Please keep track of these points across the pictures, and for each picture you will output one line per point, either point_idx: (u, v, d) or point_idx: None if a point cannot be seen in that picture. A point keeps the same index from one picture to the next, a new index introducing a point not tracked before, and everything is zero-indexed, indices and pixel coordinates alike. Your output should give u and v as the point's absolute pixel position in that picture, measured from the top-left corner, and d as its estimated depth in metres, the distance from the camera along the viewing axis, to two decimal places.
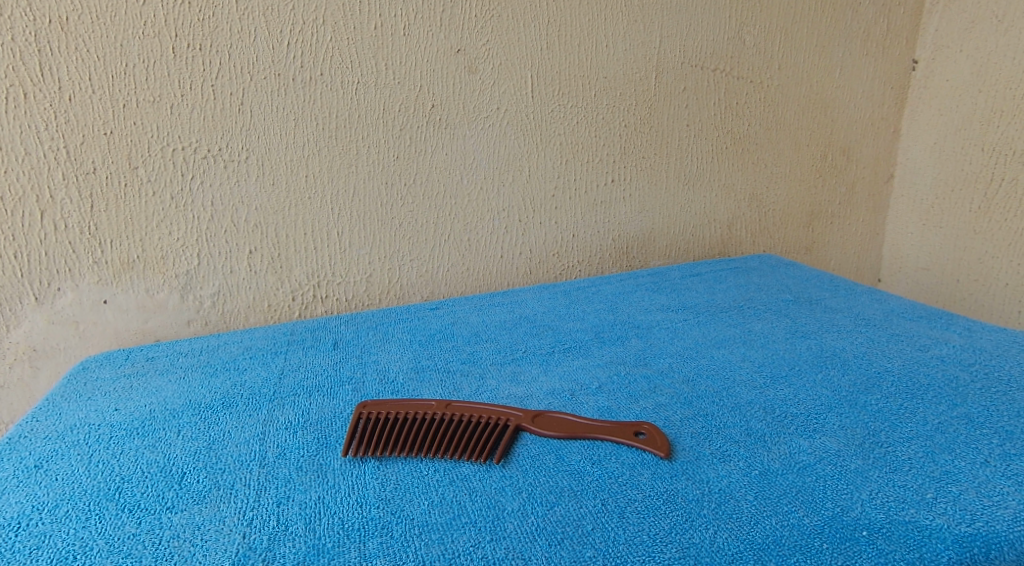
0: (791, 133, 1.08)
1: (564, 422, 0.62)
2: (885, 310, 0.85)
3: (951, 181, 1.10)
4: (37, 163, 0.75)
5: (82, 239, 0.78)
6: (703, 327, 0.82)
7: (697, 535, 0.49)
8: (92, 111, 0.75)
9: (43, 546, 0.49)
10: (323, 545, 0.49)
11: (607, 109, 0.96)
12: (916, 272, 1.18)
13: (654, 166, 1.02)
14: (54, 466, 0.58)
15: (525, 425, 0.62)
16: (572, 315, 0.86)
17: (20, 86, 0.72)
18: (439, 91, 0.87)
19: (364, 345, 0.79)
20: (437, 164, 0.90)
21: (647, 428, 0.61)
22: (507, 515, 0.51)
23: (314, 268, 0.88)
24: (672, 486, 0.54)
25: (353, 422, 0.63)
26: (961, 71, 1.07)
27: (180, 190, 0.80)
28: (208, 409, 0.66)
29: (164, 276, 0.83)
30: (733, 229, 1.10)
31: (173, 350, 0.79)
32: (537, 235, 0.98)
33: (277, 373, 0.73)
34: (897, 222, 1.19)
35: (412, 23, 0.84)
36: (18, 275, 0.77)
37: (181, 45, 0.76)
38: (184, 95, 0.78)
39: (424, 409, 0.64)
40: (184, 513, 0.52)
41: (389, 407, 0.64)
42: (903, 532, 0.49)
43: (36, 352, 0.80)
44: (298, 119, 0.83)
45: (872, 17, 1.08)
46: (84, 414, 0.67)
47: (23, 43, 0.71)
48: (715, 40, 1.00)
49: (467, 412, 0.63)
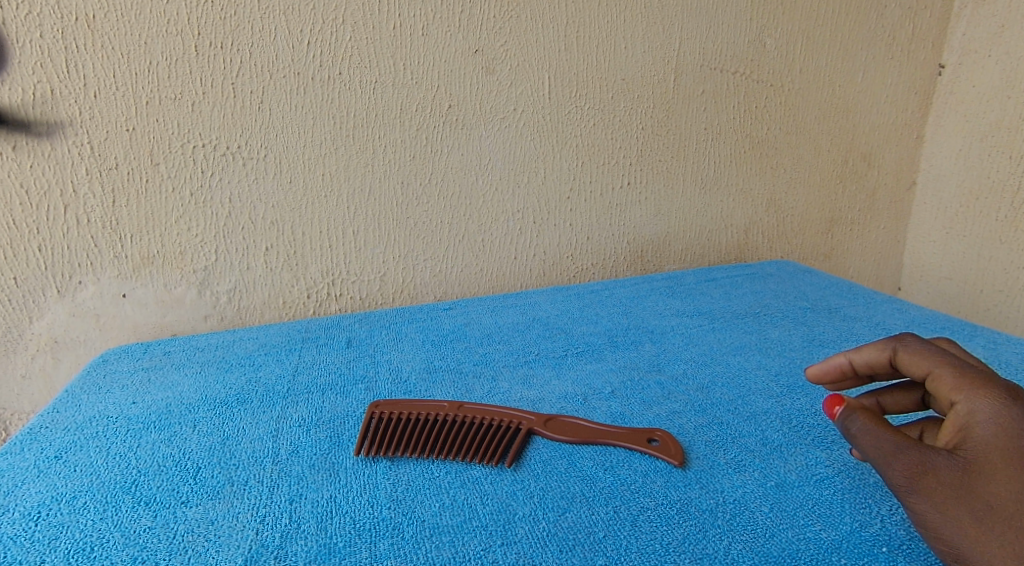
0: (813, 138, 1.07)
1: (576, 426, 0.62)
2: (906, 320, 0.84)
3: (977, 189, 1.08)
4: (61, 158, 0.76)
5: (104, 234, 0.80)
6: (719, 333, 0.81)
7: (710, 546, 0.49)
8: (115, 107, 0.76)
9: (62, 537, 0.50)
10: (335, 545, 0.49)
11: (625, 111, 0.96)
12: (938, 281, 1.16)
13: (671, 170, 1.01)
14: (73, 458, 0.59)
15: (538, 428, 0.62)
16: (586, 318, 0.86)
17: (47, 83, 0.74)
18: (456, 91, 0.88)
19: (378, 344, 0.79)
20: (453, 164, 0.90)
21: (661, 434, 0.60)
22: (518, 520, 0.51)
23: (330, 266, 0.89)
24: (686, 495, 0.54)
25: (365, 422, 0.63)
26: (989, 78, 1.05)
27: (199, 187, 0.81)
28: (223, 404, 0.67)
29: (183, 271, 0.84)
30: (751, 233, 1.09)
31: (190, 345, 0.80)
32: (552, 237, 0.98)
33: (292, 370, 0.74)
34: (919, 230, 1.17)
35: (431, 23, 0.84)
36: (42, 268, 0.79)
37: (203, 43, 0.77)
38: (205, 93, 0.79)
39: (436, 410, 0.64)
40: (198, 508, 0.53)
41: (401, 407, 0.65)
42: (924, 550, 0.48)
43: (57, 343, 0.82)
44: (316, 118, 0.83)
45: (898, 20, 1.06)
46: (103, 406, 0.68)
47: (50, 40, 0.73)
48: (737, 42, 0.99)
49: (479, 414, 0.63)
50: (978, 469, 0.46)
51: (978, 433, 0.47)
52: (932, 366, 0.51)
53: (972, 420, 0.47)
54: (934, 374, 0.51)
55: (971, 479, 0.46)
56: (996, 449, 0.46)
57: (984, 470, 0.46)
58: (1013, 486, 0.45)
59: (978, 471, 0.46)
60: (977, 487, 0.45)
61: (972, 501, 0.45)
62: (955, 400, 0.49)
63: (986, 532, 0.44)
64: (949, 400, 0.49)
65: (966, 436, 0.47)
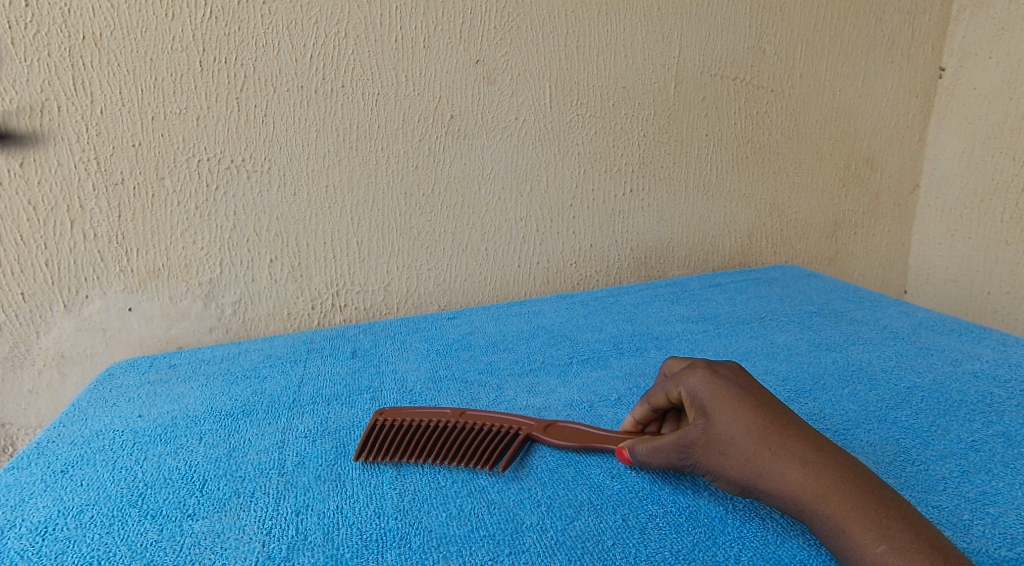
0: (814, 143, 1.07)
1: (577, 430, 0.62)
2: (913, 323, 0.83)
3: (981, 191, 1.07)
4: (68, 174, 0.77)
5: (110, 248, 0.80)
6: (724, 339, 0.81)
7: (720, 553, 0.48)
8: (121, 123, 0.77)
9: (69, 551, 0.50)
10: (342, 555, 0.49)
11: (626, 119, 0.96)
12: (944, 284, 1.15)
13: (673, 176, 1.01)
14: (79, 472, 0.59)
15: (537, 434, 0.61)
16: (591, 325, 0.86)
17: (54, 100, 0.74)
18: (458, 102, 0.88)
19: (383, 354, 0.79)
20: (455, 174, 0.90)
21: (631, 447, 0.57)
22: (525, 529, 0.51)
23: (334, 277, 0.89)
24: (695, 502, 0.53)
25: (368, 429, 0.63)
26: (990, 80, 1.04)
27: (204, 201, 0.82)
28: (229, 417, 0.67)
29: (188, 284, 0.84)
30: (754, 239, 1.09)
31: (196, 358, 0.81)
32: (555, 245, 0.98)
33: (297, 381, 0.74)
34: (924, 233, 1.17)
35: (432, 35, 0.85)
36: (49, 283, 0.79)
37: (207, 59, 0.78)
38: (210, 107, 0.79)
39: (439, 416, 0.64)
40: (204, 521, 0.53)
41: (401, 414, 0.65)
42: None
43: (63, 358, 0.82)
44: (320, 130, 0.84)
45: (897, 25, 1.06)
46: (109, 420, 0.68)
47: (58, 58, 0.73)
48: (736, 49, 0.99)
49: (481, 421, 0.63)
50: (703, 417, 0.53)
51: (697, 397, 0.54)
52: (659, 382, 0.58)
53: (694, 398, 0.54)
54: (663, 390, 0.57)
55: (704, 427, 0.52)
56: (708, 398, 0.53)
57: (709, 414, 0.52)
58: (728, 415, 0.52)
59: (706, 415, 0.53)
60: (708, 428, 0.52)
61: (708, 442, 0.52)
62: (676, 393, 0.56)
63: (727, 459, 0.51)
64: (678, 397, 0.56)
65: (692, 404, 0.54)
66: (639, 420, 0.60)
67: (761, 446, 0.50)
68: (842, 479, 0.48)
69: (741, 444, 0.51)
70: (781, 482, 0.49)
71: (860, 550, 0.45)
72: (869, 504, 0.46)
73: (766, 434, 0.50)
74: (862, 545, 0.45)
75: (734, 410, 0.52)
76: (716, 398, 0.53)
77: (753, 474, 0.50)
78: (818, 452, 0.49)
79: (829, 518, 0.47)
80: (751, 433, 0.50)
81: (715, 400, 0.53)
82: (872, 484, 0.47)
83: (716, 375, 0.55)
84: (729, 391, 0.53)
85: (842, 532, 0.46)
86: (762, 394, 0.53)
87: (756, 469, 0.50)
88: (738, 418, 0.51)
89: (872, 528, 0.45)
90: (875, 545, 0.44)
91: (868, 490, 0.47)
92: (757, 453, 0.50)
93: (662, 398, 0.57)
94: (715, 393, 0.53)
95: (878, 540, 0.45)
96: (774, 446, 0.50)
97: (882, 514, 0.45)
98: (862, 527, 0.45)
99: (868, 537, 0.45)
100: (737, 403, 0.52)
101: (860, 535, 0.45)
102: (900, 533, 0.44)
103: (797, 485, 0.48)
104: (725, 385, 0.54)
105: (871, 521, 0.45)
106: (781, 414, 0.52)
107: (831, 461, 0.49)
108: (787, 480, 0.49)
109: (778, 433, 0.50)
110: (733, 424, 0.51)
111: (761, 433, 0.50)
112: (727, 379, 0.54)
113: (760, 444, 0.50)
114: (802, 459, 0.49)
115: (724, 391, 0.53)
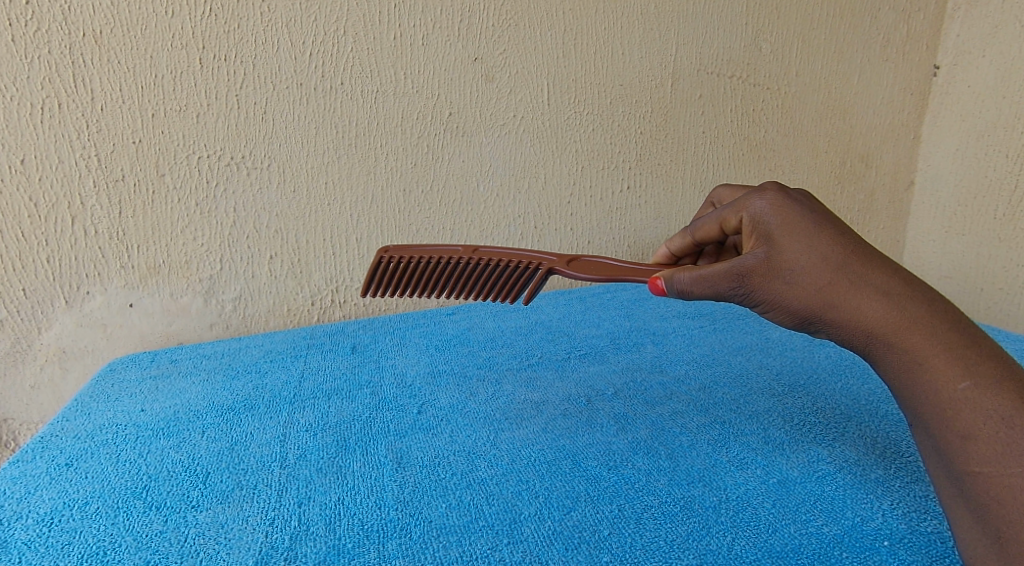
0: (809, 141, 1.09)
1: (602, 264, 0.60)
2: None
3: (975, 187, 1.07)
4: (69, 171, 0.77)
5: (111, 244, 0.81)
6: (720, 335, 0.84)
7: (714, 542, 0.49)
8: (121, 120, 0.78)
9: (74, 542, 0.51)
10: (344, 546, 0.50)
11: (623, 117, 0.97)
12: (938, 281, 1.16)
13: (670, 174, 1.02)
14: (84, 465, 0.60)
15: (559, 268, 0.59)
16: (588, 321, 0.89)
17: (55, 97, 0.75)
18: (457, 98, 0.89)
19: (382, 350, 0.81)
20: (454, 171, 0.91)
21: (668, 277, 0.55)
22: (523, 520, 0.52)
23: (334, 273, 0.90)
24: (689, 493, 0.54)
25: (375, 265, 0.65)
26: (984, 78, 1.04)
27: (205, 198, 0.83)
28: (230, 411, 0.68)
29: (189, 280, 0.85)
30: None
31: (197, 354, 0.82)
32: (554, 240, 0.99)
33: (298, 376, 0.74)
34: (919, 228, 1.17)
35: (430, 33, 0.85)
36: (50, 279, 0.80)
37: (207, 56, 0.78)
38: (210, 104, 0.80)
39: (451, 253, 0.63)
40: (208, 512, 0.54)
41: (413, 251, 0.64)
42: (924, 543, 0.48)
43: (65, 353, 0.82)
44: (318, 126, 0.84)
45: (892, 23, 1.07)
46: (112, 414, 0.68)
47: (58, 56, 0.74)
48: (732, 47, 1.00)
49: (497, 256, 0.62)
50: (771, 246, 0.51)
51: (764, 223, 0.52)
52: (716, 212, 0.56)
53: (760, 219, 0.52)
54: (718, 221, 0.55)
55: (772, 257, 0.51)
56: (778, 225, 0.51)
57: (777, 243, 0.51)
58: (802, 244, 0.50)
59: (775, 245, 0.51)
60: (776, 257, 0.51)
61: (776, 274, 0.51)
62: (735, 221, 0.54)
63: (796, 291, 0.50)
64: (735, 227, 0.54)
65: (758, 232, 0.52)
66: (674, 252, 0.61)
67: (840, 277, 0.49)
68: (930, 313, 0.46)
69: (817, 275, 0.49)
70: (858, 314, 0.48)
71: (938, 385, 0.45)
72: (956, 339, 0.45)
73: (845, 265, 0.49)
74: (941, 379, 0.45)
75: (811, 240, 0.50)
76: (785, 225, 0.51)
77: (825, 306, 0.49)
78: (906, 285, 0.48)
79: (908, 352, 0.46)
80: (827, 264, 0.49)
81: (785, 228, 0.51)
82: (960, 320, 0.46)
83: (788, 201, 0.52)
84: (803, 218, 0.51)
85: (920, 367, 0.46)
86: (840, 223, 0.51)
87: (828, 301, 0.49)
88: (815, 247, 0.49)
89: (956, 362, 0.44)
90: (957, 381, 0.44)
91: (955, 325, 0.46)
92: (833, 284, 0.49)
93: (715, 228, 0.56)
94: (785, 221, 0.51)
95: (961, 377, 0.44)
96: (855, 278, 0.48)
97: (970, 352, 0.45)
98: (945, 362, 0.45)
99: (950, 371, 0.45)
100: (813, 232, 0.50)
101: (943, 370, 0.45)
102: (988, 371, 0.44)
103: (875, 317, 0.47)
104: (798, 212, 0.51)
105: (956, 355, 0.45)
106: (864, 245, 0.50)
107: (917, 295, 0.47)
108: (863, 311, 0.48)
109: (859, 264, 0.49)
110: (808, 254, 0.50)
111: (838, 265, 0.49)
112: (801, 206, 0.52)
113: (838, 275, 0.49)
114: (885, 291, 0.48)
115: (799, 218, 0.51)
